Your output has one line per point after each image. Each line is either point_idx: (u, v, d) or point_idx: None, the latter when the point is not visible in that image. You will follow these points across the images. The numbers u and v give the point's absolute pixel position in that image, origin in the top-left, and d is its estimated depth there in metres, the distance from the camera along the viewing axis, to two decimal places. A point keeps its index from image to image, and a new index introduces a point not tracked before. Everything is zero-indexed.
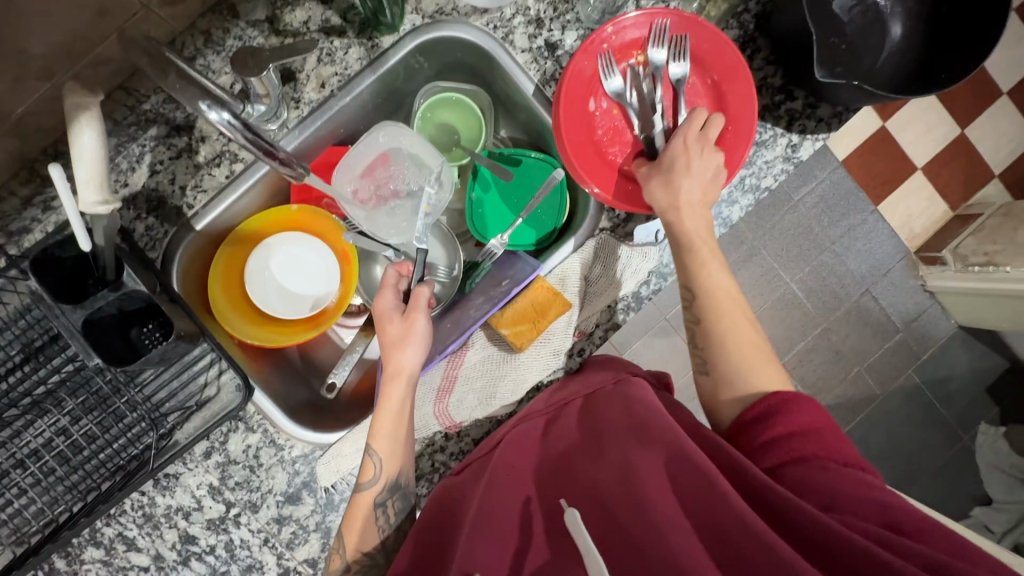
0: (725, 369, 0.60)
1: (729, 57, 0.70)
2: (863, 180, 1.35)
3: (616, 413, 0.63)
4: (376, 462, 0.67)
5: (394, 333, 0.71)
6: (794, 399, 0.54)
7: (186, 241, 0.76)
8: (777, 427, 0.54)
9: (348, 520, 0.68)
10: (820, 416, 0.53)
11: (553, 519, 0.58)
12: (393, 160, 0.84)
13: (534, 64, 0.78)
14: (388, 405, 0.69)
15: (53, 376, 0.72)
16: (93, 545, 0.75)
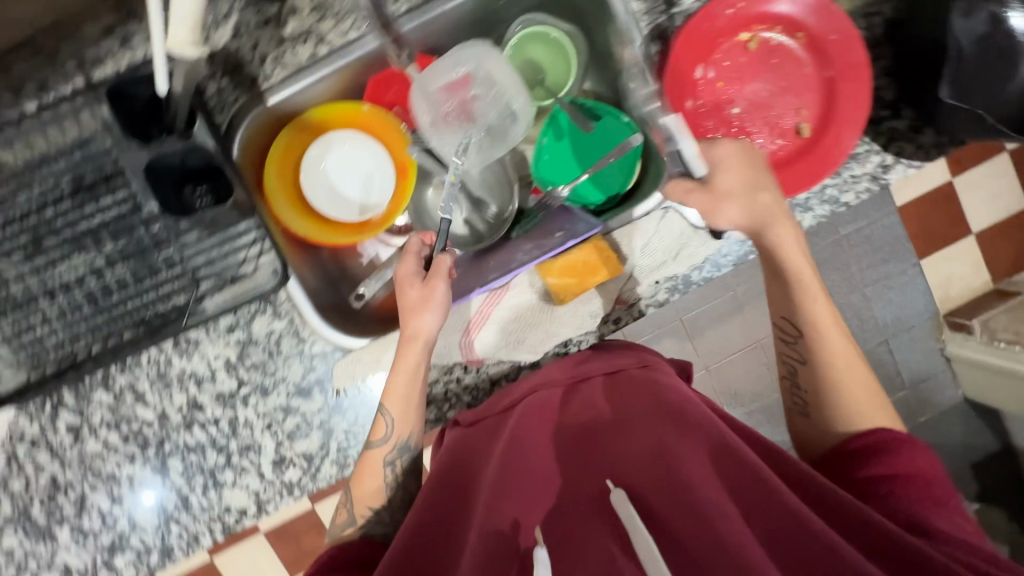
0: (835, 408, 0.62)
1: (855, 54, 0.66)
2: (914, 229, 1.24)
3: (642, 397, 0.62)
4: (389, 420, 0.70)
5: (411, 300, 0.69)
6: (894, 437, 0.57)
7: (254, 113, 0.74)
8: (878, 465, 0.56)
9: (358, 474, 0.70)
10: (931, 467, 0.54)
11: (576, 490, 0.56)
12: (472, 87, 0.79)
13: (646, 16, 0.74)
14: (403, 366, 0.70)
15: (98, 216, 0.72)
16: (103, 389, 0.76)
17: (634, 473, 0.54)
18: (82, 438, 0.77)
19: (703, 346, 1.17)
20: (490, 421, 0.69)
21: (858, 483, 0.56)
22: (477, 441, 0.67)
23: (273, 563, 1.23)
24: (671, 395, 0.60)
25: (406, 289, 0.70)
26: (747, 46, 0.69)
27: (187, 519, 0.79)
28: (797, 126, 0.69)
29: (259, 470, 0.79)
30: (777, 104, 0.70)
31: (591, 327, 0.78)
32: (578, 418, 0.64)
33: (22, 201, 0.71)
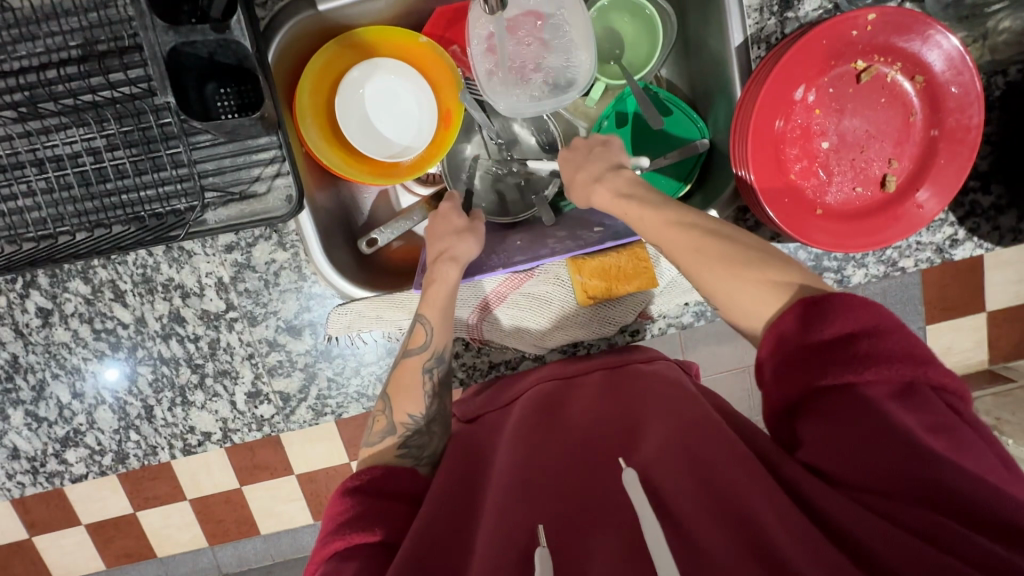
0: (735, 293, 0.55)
1: (971, 114, 0.59)
2: (929, 293, 1.18)
3: (649, 394, 0.63)
4: (428, 327, 0.67)
5: (451, 227, 0.71)
6: (835, 300, 0.48)
7: (299, 17, 0.66)
8: (832, 327, 0.48)
9: (394, 388, 0.66)
10: (874, 314, 0.47)
11: (579, 462, 0.56)
12: (541, 26, 0.72)
13: (756, 13, 0.65)
14: (443, 279, 0.68)
15: (106, 92, 0.64)
16: (81, 278, 0.71)
17: (638, 460, 0.54)
18: (52, 324, 0.72)
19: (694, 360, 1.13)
20: (491, 419, 0.69)
21: (808, 370, 0.48)
22: (485, 441, 0.66)
23: (226, 469, 1.22)
24: (672, 398, 0.61)
25: (448, 218, 0.72)
26: (858, 76, 0.62)
27: (147, 430, 0.76)
28: (884, 176, 0.63)
29: (231, 398, 0.75)
30: (869, 149, 0.63)
31: (606, 333, 0.73)
32: (582, 411, 0.63)
33: (23, 54, 0.63)
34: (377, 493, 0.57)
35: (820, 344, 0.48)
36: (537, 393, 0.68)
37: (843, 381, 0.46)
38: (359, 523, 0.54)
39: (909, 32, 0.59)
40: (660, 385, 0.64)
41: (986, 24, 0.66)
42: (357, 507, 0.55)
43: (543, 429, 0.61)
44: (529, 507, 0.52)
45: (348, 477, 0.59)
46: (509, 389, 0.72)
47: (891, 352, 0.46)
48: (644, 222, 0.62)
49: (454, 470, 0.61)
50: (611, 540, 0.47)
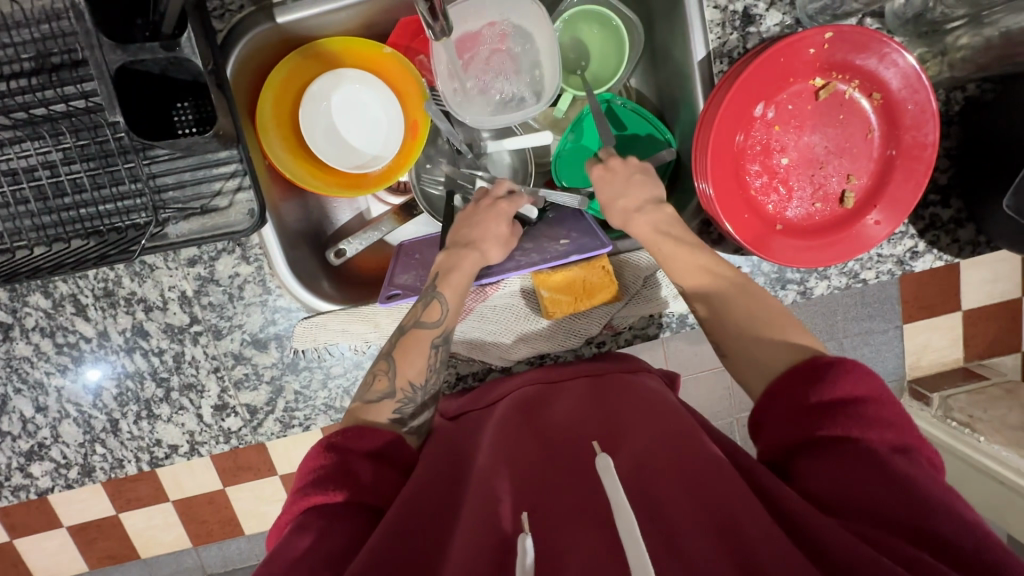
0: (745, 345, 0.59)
1: (927, 130, 0.60)
2: (906, 293, 1.19)
3: (631, 401, 0.64)
4: (445, 306, 0.66)
5: (495, 231, 0.69)
6: (842, 363, 0.52)
7: (259, 29, 0.65)
8: (835, 388, 0.51)
9: (402, 350, 0.65)
10: (870, 384, 0.51)
11: (562, 464, 0.56)
12: (504, 35, 0.72)
13: (718, 27, 0.65)
14: (467, 271, 0.68)
15: (60, 105, 0.63)
16: (41, 293, 0.70)
17: (621, 463, 0.54)
18: (12, 338, 0.71)
19: (673, 362, 1.14)
20: (472, 418, 0.70)
21: (811, 418, 0.51)
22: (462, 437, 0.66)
23: (208, 470, 1.22)
24: (654, 408, 0.62)
25: (495, 217, 0.69)
26: (816, 93, 0.62)
27: (113, 444, 0.75)
28: (843, 192, 0.63)
29: (198, 412, 0.75)
30: (827, 165, 0.64)
31: (572, 345, 0.74)
32: (565, 416, 0.64)
33: None
34: (354, 451, 0.57)
35: (820, 402, 0.51)
36: (519, 398, 0.69)
37: (842, 433, 0.49)
38: (325, 484, 0.54)
39: (866, 50, 0.59)
40: (643, 395, 0.64)
41: (944, 40, 0.66)
42: (337, 462, 0.55)
43: (526, 435, 0.61)
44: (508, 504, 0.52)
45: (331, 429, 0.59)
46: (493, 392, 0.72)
47: (877, 420, 0.49)
48: (675, 262, 0.65)
49: (433, 463, 0.61)
50: (591, 536, 0.47)
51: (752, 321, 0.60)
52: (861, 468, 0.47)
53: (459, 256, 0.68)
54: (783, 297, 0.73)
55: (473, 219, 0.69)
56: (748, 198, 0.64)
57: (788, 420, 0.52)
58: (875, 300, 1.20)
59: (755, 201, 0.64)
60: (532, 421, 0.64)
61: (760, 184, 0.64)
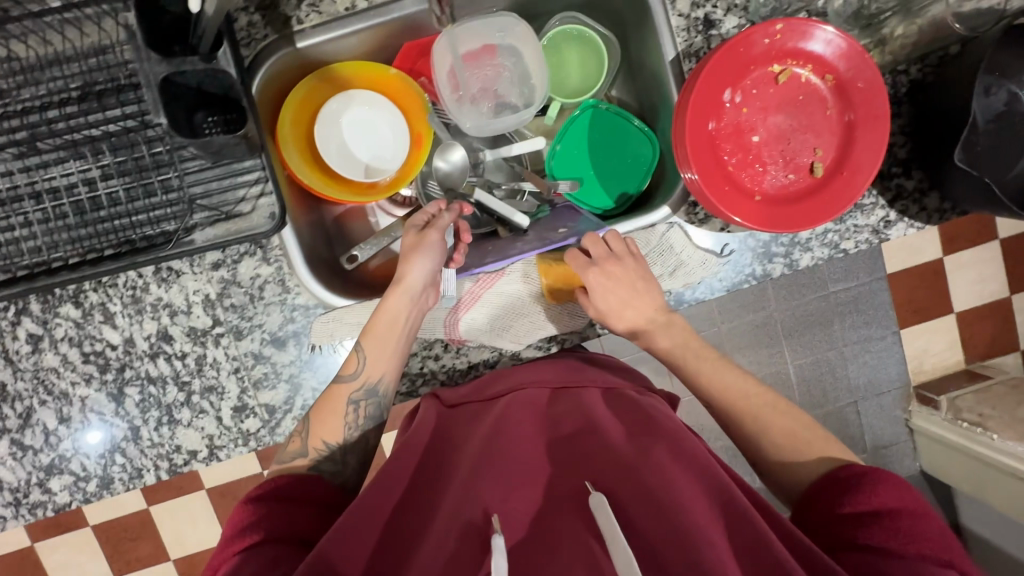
0: (775, 463, 0.66)
1: (877, 103, 0.67)
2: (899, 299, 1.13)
3: (630, 416, 0.67)
4: (361, 357, 0.70)
5: (410, 245, 0.74)
6: (882, 478, 0.56)
7: (278, 55, 0.72)
8: (851, 504, 0.56)
9: (316, 411, 0.69)
10: (902, 497, 0.54)
11: (561, 482, 0.58)
12: (495, 56, 0.81)
13: (684, 33, 0.74)
14: (386, 308, 0.71)
15: (103, 127, 0.70)
16: (72, 303, 0.74)
17: (607, 479, 0.57)
18: (41, 350, 0.75)
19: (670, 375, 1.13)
20: (471, 409, 0.73)
21: (843, 528, 0.55)
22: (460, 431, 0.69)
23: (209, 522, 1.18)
24: (657, 419, 0.65)
25: (418, 240, 0.74)
26: (776, 78, 0.70)
27: (133, 452, 0.77)
28: (811, 164, 0.70)
29: (217, 414, 0.77)
30: (795, 141, 0.71)
31: (577, 327, 0.81)
32: (564, 421, 0.67)
33: (28, 97, 0.69)
34: (281, 496, 0.60)
35: (844, 514, 0.56)
36: (519, 397, 0.71)
37: (876, 541, 0.52)
38: (248, 528, 0.56)
39: (813, 38, 0.67)
40: (639, 410, 0.67)
41: (881, 32, 0.75)
42: (274, 508, 0.58)
43: (528, 442, 0.64)
44: (494, 497, 0.55)
45: (255, 486, 0.61)
46: (499, 379, 0.75)
47: (902, 534, 0.51)
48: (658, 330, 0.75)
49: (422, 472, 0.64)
50: (572, 529, 0.52)
51: (778, 438, 0.67)
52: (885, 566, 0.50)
53: (388, 289, 0.72)
54: (771, 270, 0.79)
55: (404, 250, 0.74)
56: (727, 175, 0.70)
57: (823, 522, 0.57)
58: (871, 304, 1.11)
59: (734, 177, 0.70)
60: (530, 430, 0.66)
61: (737, 162, 0.71)
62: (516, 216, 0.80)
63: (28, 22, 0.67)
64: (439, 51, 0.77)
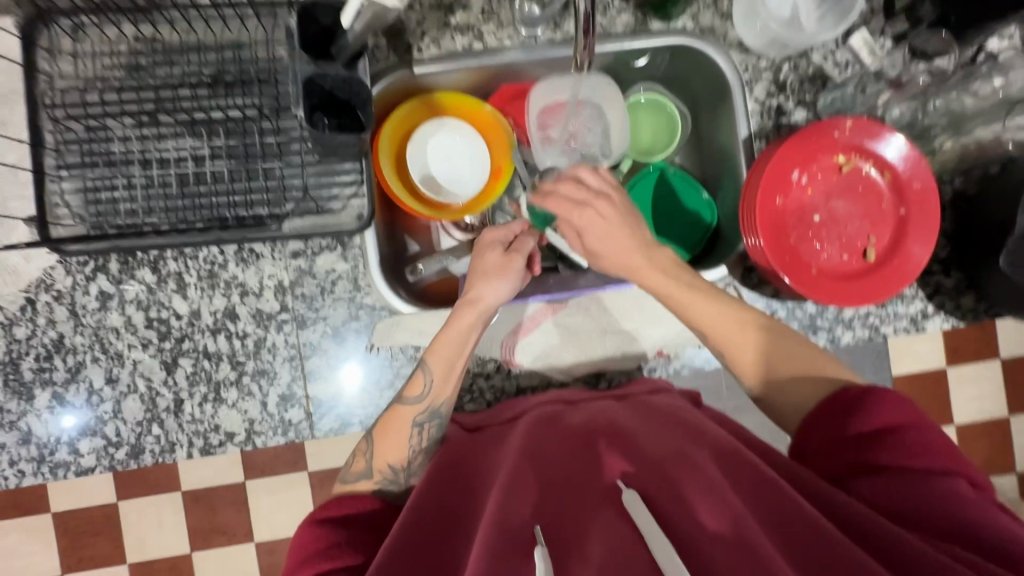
0: (771, 380, 0.68)
1: (930, 204, 0.74)
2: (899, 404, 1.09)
3: (648, 417, 0.68)
4: (427, 376, 0.70)
5: (494, 264, 0.75)
6: (882, 397, 0.59)
7: (395, 76, 0.80)
8: (862, 423, 0.59)
9: (382, 429, 0.70)
10: (904, 416, 0.58)
11: (590, 488, 0.58)
12: (584, 108, 0.85)
13: (757, 116, 0.83)
14: (456, 325, 0.72)
15: (223, 112, 0.76)
16: (150, 268, 0.76)
17: (637, 482, 0.57)
18: (108, 308, 0.76)
19: None
20: (493, 430, 0.73)
21: (857, 451, 0.58)
22: (487, 446, 0.70)
23: (177, 529, 0.93)
24: (677, 416, 0.67)
25: (491, 258, 0.75)
26: (840, 167, 0.77)
27: (170, 425, 0.76)
28: (866, 248, 0.76)
29: (263, 399, 0.77)
30: (852, 226, 0.77)
31: (626, 368, 0.82)
32: (585, 425, 0.68)
33: (161, 75, 0.75)
34: (349, 522, 0.62)
35: (857, 434, 0.59)
36: (540, 411, 0.72)
37: (888, 462, 0.56)
38: (328, 552, 0.58)
39: (877, 138, 0.75)
40: (657, 411, 0.68)
41: (931, 144, 0.84)
42: (347, 535, 0.61)
43: (548, 441, 0.66)
44: (530, 504, 0.56)
45: (321, 507, 0.64)
46: (515, 405, 0.76)
47: (910, 450, 0.56)
48: (686, 301, 0.70)
49: (452, 473, 0.65)
50: (612, 526, 0.52)
51: (773, 356, 0.68)
52: (899, 493, 0.54)
53: (459, 305, 0.73)
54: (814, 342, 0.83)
55: (476, 267, 0.75)
56: (789, 246, 0.76)
57: (833, 451, 0.60)
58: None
59: (794, 249, 0.76)
60: (552, 432, 0.67)
61: (797, 236, 0.76)
62: (577, 256, 0.85)
63: (181, 11, 0.74)
64: (535, 96, 0.84)
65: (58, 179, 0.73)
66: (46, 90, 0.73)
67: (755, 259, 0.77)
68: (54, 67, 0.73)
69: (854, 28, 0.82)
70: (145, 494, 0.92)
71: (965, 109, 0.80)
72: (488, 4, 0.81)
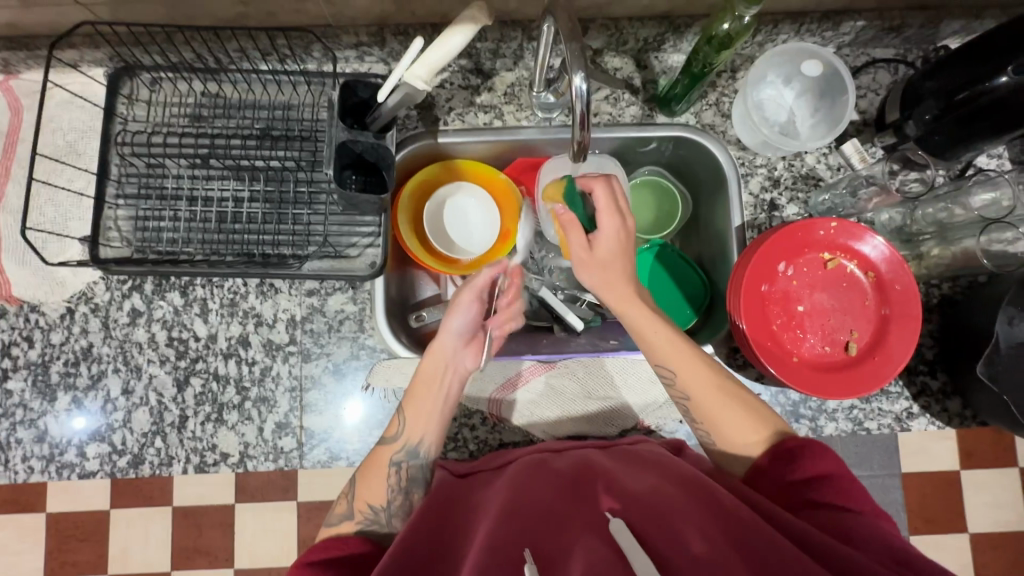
0: (721, 428, 0.69)
1: (912, 308, 0.77)
2: None
3: (632, 462, 0.70)
4: (404, 420, 0.75)
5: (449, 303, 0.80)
6: (806, 446, 0.63)
7: (419, 143, 0.89)
8: (798, 471, 0.62)
9: (364, 472, 0.73)
10: (832, 464, 0.61)
11: (577, 515, 0.60)
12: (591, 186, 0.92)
13: (750, 208, 0.88)
14: (424, 368, 0.77)
15: (265, 161, 0.85)
16: (179, 292, 0.84)
17: (622, 510, 0.59)
18: (136, 324, 0.83)
19: None
20: (482, 475, 0.75)
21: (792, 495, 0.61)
22: (477, 487, 0.72)
23: (161, 547, 0.83)
24: (659, 460, 0.69)
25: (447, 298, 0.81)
26: (825, 263, 0.81)
27: (172, 440, 0.82)
28: (848, 342, 0.79)
29: (260, 425, 0.82)
30: (835, 320, 0.80)
31: (607, 434, 0.85)
32: (572, 468, 0.70)
33: (218, 125, 0.86)
34: (337, 564, 0.61)
35: (794, 481, 0.61)
36: (529, 458, 0.75)
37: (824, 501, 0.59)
38: None
39: (861, 239, 0.79)
40: (641, 457, 0.71)
41: (919, 248, 0.87)
42: (335, 573, 0.60)
43: (535, 478, 0.68)
44: (516, 530, 0.58)
45: (306, 552, 0.63)
46: (504, 456, 0.79)
47: (842, 492, 0.59)
48: (652, 342, 0.73)
49: (444, 507, 0.67)
50: (595, 548, 0.54)
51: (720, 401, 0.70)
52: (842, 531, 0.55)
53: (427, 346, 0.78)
54: (796, 429, 0.84)
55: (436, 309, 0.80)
56: (772, 333, 0.79)
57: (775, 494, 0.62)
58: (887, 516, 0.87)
59: (777, 337, 0.79)
60: (539, 471, 0.70)
61: (781, 324, 0.80)
62: (573, 318, 0.88)
63: (243, 74, 0.85)
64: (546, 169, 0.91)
65: (115, 207, 0.83)
66: (120, 130, 0.84)
67: (740, 341, 0.80)
68: (130, 111, 0.85)
69: (847, 136, 0.89)
70: (134, 505, 0.82)
71: (953, 219, 0.83)
72: (511, 88, 0.90)
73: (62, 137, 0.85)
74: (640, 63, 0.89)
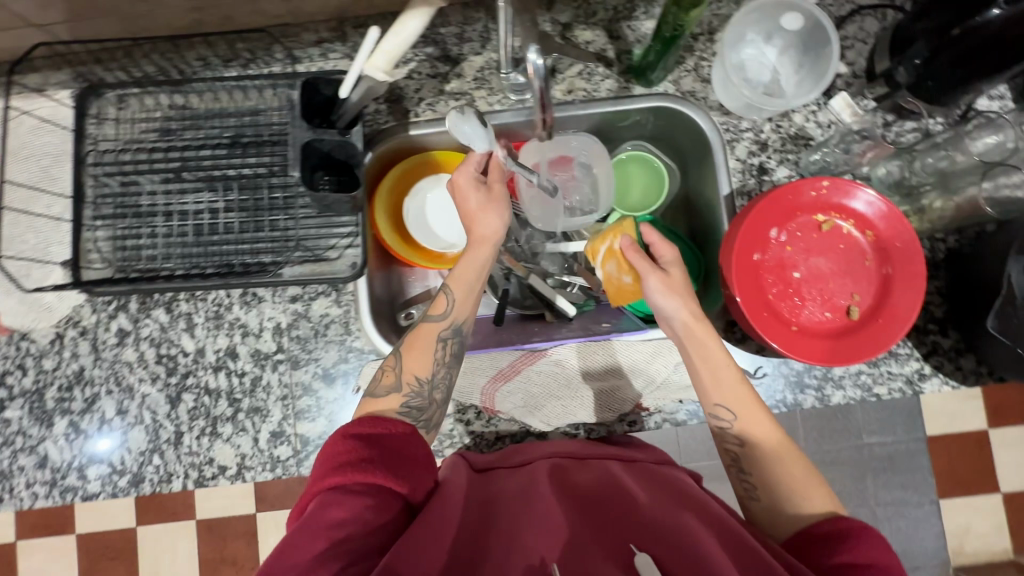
0: (775, 493, 0.63)
1: (914, 264, 0.73)
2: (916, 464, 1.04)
3: (655, 486, 0.66)
4: (451, 298, 0.71)
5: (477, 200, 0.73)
6: (859, 527, 0.56)
7: (390, 138, 0.86)
8: (843, 553, 0.54)
9: (408, 344, 0.69)
10: (887, 556, 0.53)
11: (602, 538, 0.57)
12: (574, 167, 0.87)
13: (739, 174, 0.85)
14: (467, 261, 0.73)
15: (237, 169, 0.84)
16: (164, 309, 0.83)
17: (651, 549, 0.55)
18: (124, 344, 0.83)
19: None
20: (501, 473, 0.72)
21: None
22: (498, 484, 0.69)
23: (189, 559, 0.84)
24: (689, 492, 0.64)
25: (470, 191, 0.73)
26: (819, 226, 0.77)
27: (170, 456, 0.82)
28: (848, 307, 0.76)
29: (255, 435, 0.82)
30: (832, 284, 0.77)
31: (606, 420, 0.83)
32: (594, 483, 0.66)
33: (187, 137, 0.84)
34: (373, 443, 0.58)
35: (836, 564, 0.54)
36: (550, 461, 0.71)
37: None
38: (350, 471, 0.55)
39: (855, 197, 0.75)
40: (669, 483, 0.66)
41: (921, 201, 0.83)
42: (373, 455, 0.57)
43: (559, 489, 0.64)
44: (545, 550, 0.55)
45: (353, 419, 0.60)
46: (525, 451, 0.77)
47: None
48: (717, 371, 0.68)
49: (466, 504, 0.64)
50: None
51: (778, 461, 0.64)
52: None
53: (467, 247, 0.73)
54: (802, 400, 0.82)
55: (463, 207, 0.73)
56: (767, 302, 0.76)
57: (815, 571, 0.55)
58: (903, 474, 0.84)
59: (774, 306, 0.76)
60: (563, 484, 0.66)
61: (777, 292, 0.77)
62: (561, 302, 0.88)
63: (207, 84, 0.84)
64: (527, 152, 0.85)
65: (93, 228, 0.83)
66: (91, 150, 0.83)
67: (735, 314, 0.76)
68: (100, 131, 0.84)
69: (835, 89, 0.84)
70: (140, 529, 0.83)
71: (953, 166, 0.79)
72: (480, 73, 0.87)
73: (36, 163, 0.84)
74: (612, 33, 0.86)
